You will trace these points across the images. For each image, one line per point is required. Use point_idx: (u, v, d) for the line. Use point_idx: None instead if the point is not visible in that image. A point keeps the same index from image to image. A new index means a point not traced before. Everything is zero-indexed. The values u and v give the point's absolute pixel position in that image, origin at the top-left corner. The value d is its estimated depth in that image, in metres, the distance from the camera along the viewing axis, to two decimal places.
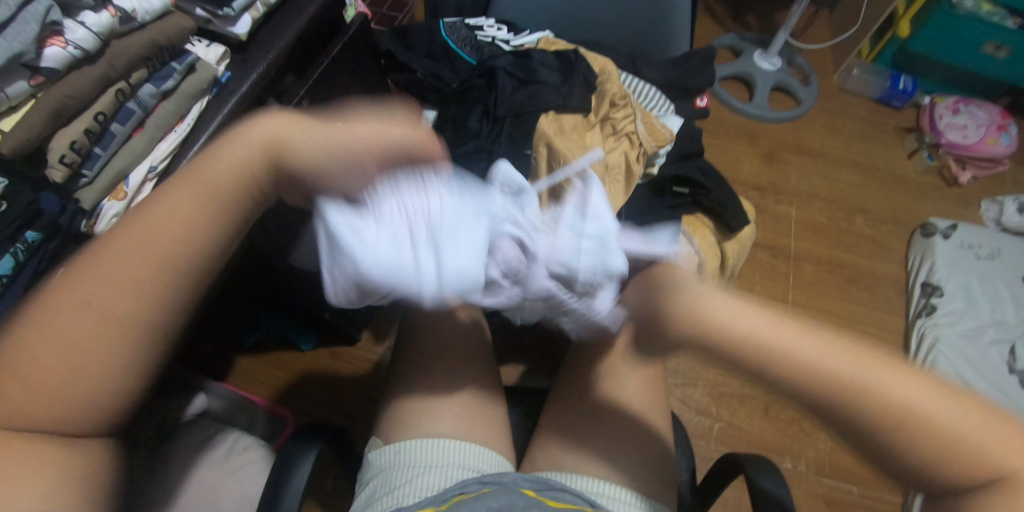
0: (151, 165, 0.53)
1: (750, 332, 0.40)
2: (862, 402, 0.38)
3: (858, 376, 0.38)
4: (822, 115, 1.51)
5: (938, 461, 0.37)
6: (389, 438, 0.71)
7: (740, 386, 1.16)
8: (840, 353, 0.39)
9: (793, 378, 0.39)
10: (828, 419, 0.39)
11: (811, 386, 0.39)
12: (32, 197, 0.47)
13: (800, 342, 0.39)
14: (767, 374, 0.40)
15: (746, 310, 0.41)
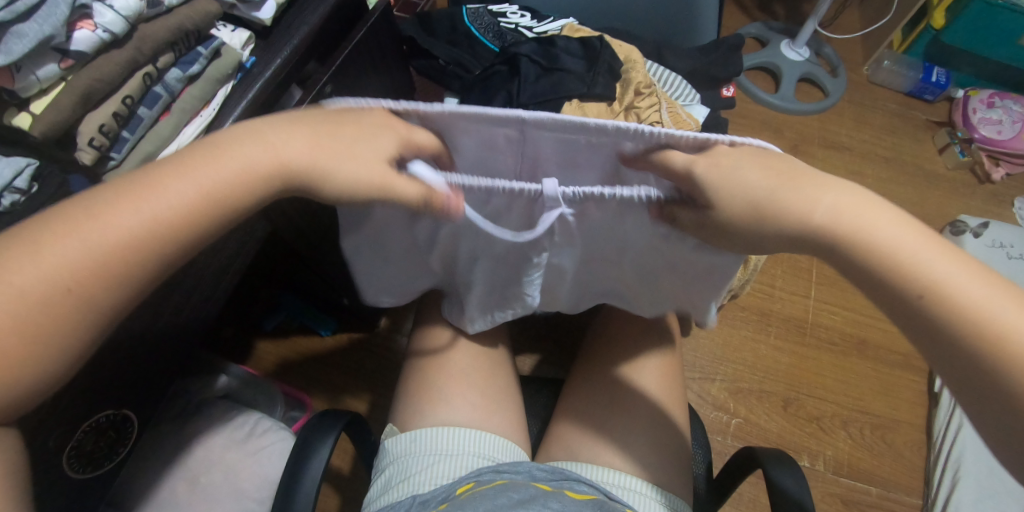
0: (177, 149, 0.53)
1: (873, 231, 0.42)
2: (968, 320, 0.39)
3: (986, 305, 0.39)
4: (850, 108, 1.48)
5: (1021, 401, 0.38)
6: (407, 425, 0.72)
7: (758, 382, 1.15)
8: (972, 277, 0.40)
9: (916, 290, 0.40)
10: (936, 346, 0.40)
11: (933, 305, 0.40)
12: (61, 178, 0.48)
13: (921, 251, 0.41)
14: (875, 277, 0.42)
15: (885, 220, 0.42)
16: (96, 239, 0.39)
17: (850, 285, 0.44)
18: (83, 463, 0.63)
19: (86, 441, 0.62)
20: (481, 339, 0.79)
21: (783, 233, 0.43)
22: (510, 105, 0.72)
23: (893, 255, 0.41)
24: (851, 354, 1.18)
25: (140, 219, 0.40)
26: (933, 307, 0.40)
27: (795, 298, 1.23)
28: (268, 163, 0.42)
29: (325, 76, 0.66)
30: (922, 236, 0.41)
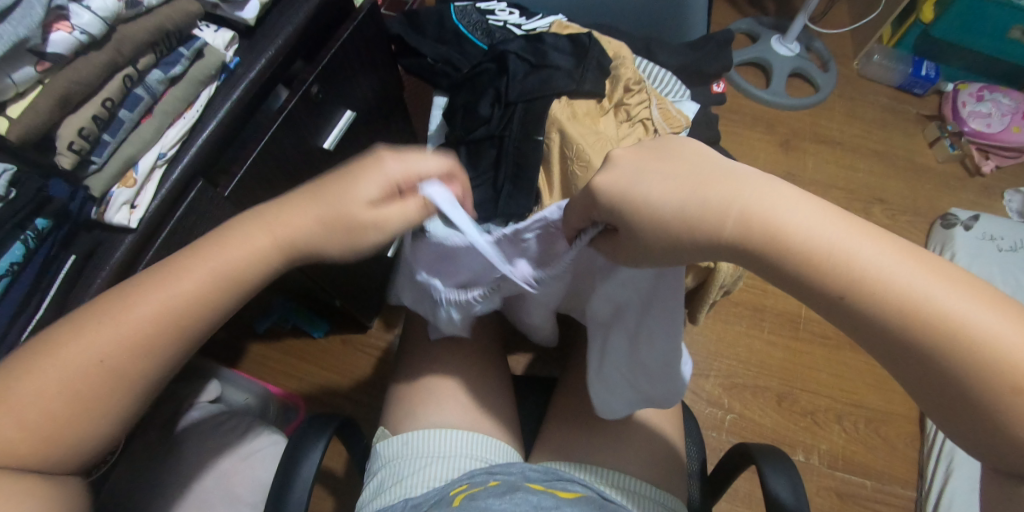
0: (160, 152, 0.53)
1: (822, 240, 0.42)
2: (927, 323, 0.39)
3: (908, 285, 0.40)
4: (841, 102, 1.48)
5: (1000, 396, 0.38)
6: (399, 427, 0.71)
7: (753, 377, 1.15)
8: (892, 260, 0.41)
9: (842, 288, 0.41)
10: (870, 337, 0.41)
11: (860, 300, 0.41)
12: (41, 184, 0.47)
13: (873, 255, 0.41)
14: (827, 291, 0.42)
15: (831, 228, 0.42)
16: (125, 323, 0.45)
17: (805, 302, 0.44)
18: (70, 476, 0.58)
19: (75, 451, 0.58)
20: (472, 340, 0.78)
21: (699, 245, 0.45)
22: (499, 103, 0.71)
23: (809, 258, 0.42)
24: (844, 348, 1.18)
25: (155, 299, 0.46)
26: (859, 302, 0.41)
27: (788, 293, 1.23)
28: (270, 247, 0.49)
29: (311, 75, 0.65)
30: (835, 228, 0.42)
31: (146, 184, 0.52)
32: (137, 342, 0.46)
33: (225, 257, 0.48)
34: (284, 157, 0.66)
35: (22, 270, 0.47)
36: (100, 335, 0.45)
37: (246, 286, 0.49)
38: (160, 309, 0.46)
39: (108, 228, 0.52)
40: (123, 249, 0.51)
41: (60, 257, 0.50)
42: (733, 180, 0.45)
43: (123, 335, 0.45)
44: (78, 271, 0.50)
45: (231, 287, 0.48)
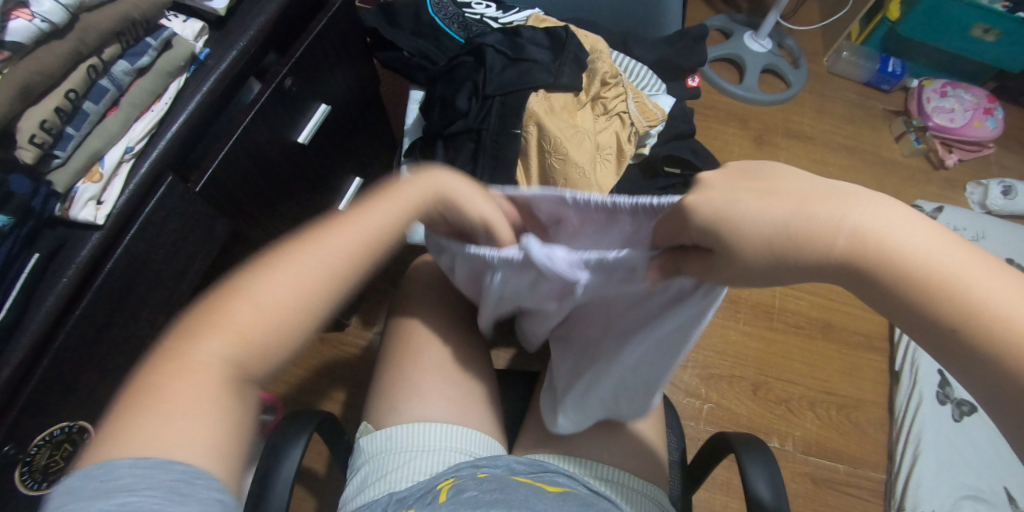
0: (127, 146, 0.51)
1: (940, 270, 0.38)
2: None
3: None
4: (811, 98, 1.51)
5: None
6: (384, 421, 0.70)
7: (729, 367, 1.17)
8: (1009, 292, 0.37)
9: (944, 311, 0.37)
10: (978, 379, 0.37)
11: (959, 326, 0.37)
12: (1, 179, 0.45)
13: (1003, 297, 0.36)
14: (940, 322, 0.38)
15: (963, 258, 0.38)
16: (286, 290, 0.45)
17: (906, 328, 0.40)
18: (36, 482, 0.55)
19: (41, 455, 0.54)
20: (453, 335, 0.78)
21: (801, 268, 0.41)
22: (476, 96, 0.70)
23: (917, 273, 0.38)
24: (816, 337, 1.21)
25: (315, 266, 0.47)
26: (959, 333, 0.37)
27: (762, 285, 1.25)
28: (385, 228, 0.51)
29: (285, 68, 0.64)
30: (952, 248, 0.38)
31: (113, 179, 0.51)
32: (294, 316, 0.46)
33: (345, 236, 0.49)
34: (258, 150, 0.65)
35: None
36: (266, 296, 0.45)
37: (374, 259, 0.51)
38: (315, 275, 0.47)
39: (72, 225, 0.50)
40: (88, 247, 0.50)
41: (22, 257, 0.48)
42: (841, 197, 0.40)
43: (282, 303, 0.45)
44: (42, 270, 0.49)
45: (366, 252, 0.50)
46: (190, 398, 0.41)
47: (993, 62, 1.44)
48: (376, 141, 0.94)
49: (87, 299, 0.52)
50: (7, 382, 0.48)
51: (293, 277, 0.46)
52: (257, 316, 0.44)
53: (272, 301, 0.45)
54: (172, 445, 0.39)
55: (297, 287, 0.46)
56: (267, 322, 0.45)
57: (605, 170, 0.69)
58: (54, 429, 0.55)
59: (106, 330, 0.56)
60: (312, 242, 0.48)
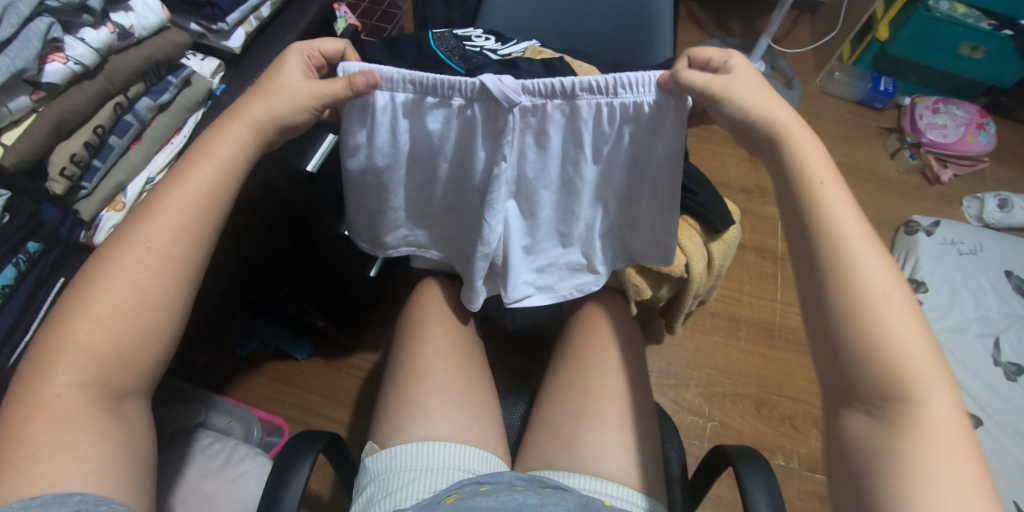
0: (149, 177, 0.54)
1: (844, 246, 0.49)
2: (868, 340, 0.46)
3: (883, 314, 0.46)
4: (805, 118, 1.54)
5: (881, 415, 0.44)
6: (388, 442, 0.72)
7: (731, 385, 1.18)
8: (890, 298, 0.47)
9: (826, 238, 0.49)
10: (822, 323, 0.48)
11: (831, 250, 0.48)
12: (34, 209, 0.49)
13: (885, 301, 0.46)
14: (821, 272, 0.49)
15: (877, 268, 0.48)
16: (152, 257, 0.49)
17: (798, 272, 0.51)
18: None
19: None
20: (455, 355, 0.80)
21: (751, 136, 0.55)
22: None
23: (823, 214, 0.50)
24: None
25: (160, 232, 0.49)
26: (844, 318, 0.47)
27: (762, 302, 1.27)
28: (228, 162, 0.53)
29: None
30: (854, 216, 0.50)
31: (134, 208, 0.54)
32: (166, 277, 0.49)
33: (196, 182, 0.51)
34: (267, 180, 0.68)
35: (12, 295, 0.48)
36: (121, 281, 0.48)
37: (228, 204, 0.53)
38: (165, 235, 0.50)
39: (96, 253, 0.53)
40: None
41: (49, 282, 0.50)
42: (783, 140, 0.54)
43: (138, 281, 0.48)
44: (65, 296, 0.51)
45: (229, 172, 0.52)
46: (70, 411, 0.45)
47: (984, 77, 1.47)
48: None
49: None
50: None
51: (141, 251, 0.49)
52: (123, 291, 0.48)
53: (136, 272, 0.48)
54: (61, 467, 0.43)
55: (151, 256, 0.49)
56: (137, 297, 0.48)
57: None
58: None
59: None
60: (159, 210, 0.50)
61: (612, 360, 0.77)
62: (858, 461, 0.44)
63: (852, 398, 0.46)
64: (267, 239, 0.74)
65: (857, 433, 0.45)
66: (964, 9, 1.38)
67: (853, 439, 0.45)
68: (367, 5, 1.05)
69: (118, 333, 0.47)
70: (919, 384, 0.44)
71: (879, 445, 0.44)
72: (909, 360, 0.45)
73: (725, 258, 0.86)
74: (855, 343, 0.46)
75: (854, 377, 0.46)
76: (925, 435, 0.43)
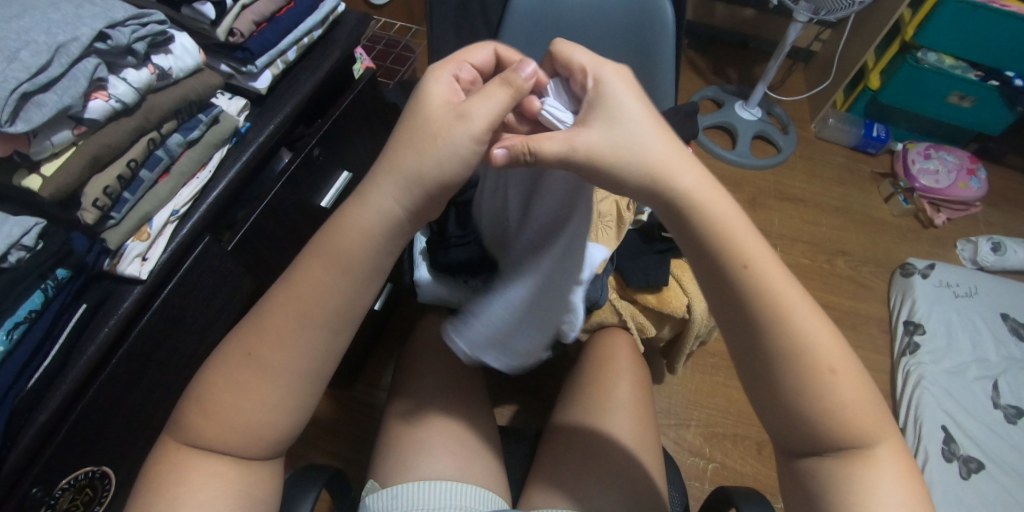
0: (173, 210, 0.57)
1: (794, 326, 0.50)
2: (825, 412, 0.50)
3: (840, 391, 0.50)
4: (800, 162, 1.59)
5: (843, 476, 0.50)
6: (389, 480, 0.72)
7: (732, 425, 1.18)
8: (843, 374, 0.50)
9: (775, 327, 0.50)
10: (770, 394, 0.51)
11: (775, 327, 0.50)
12: (65, 237, 0.51)
13: (839, 376, 0.50)
14: (772, 351, 0.50)
15: (818, 338, 0.50)
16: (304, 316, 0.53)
17: (744, 350, 0.53)
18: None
19: (64, 498, 0.57)
20: (459, 391, 0.81)
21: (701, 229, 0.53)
22: None
23: (769, 298, 0.50)
24: None
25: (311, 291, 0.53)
26: (797, 393, 0.50)
27: None
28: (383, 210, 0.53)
29: (313, 140, 0.72)
30: (794, 291, 0.51)
31: (157, 237, 0.56)
32: (299, 357, 0.54)
33: (314, 279, 0.53)
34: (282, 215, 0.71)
35: (38, 318, 0.50)
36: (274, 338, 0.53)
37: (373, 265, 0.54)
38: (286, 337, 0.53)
39: (117, 279, 0.55)
40: (132, 298, 0.55)
41: (72, 307, 0.52)
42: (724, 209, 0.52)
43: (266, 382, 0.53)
44: (86, 320, 0.53)
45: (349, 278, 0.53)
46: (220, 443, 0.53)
47: (973, 125, 1.51)
48: None
49: (124, 349, 0.57)
50: (46, 425, 0.50)
51: (295, 301, 0.53)
52: (271, 341, 0.53)
53: (283, 325, 0.53)
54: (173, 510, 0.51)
55: (303, 307, 0.53)
56: (282, 349, 0.53)
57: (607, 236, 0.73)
58: (78, 473, 0.58)
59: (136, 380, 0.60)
60: (318, 266, 0.53)
61: (617, 398, 0.77)
62: (819, 493, 0.50)
63: (808, 450, 0.51)
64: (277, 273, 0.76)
65: (815, 475, 0.51)
66: (951, 60, 1.44)
67: (816, 482, 0.51)
68: (380, 49, 1.10)
69: (260, 383, 0.53)
70: (868, 434, 0.50)
71: (839, 484, 0.50)
72: (854, 411, 0.50)
73: None
74: (820, 416, 0.49)
75: (811, 433, 0.50)
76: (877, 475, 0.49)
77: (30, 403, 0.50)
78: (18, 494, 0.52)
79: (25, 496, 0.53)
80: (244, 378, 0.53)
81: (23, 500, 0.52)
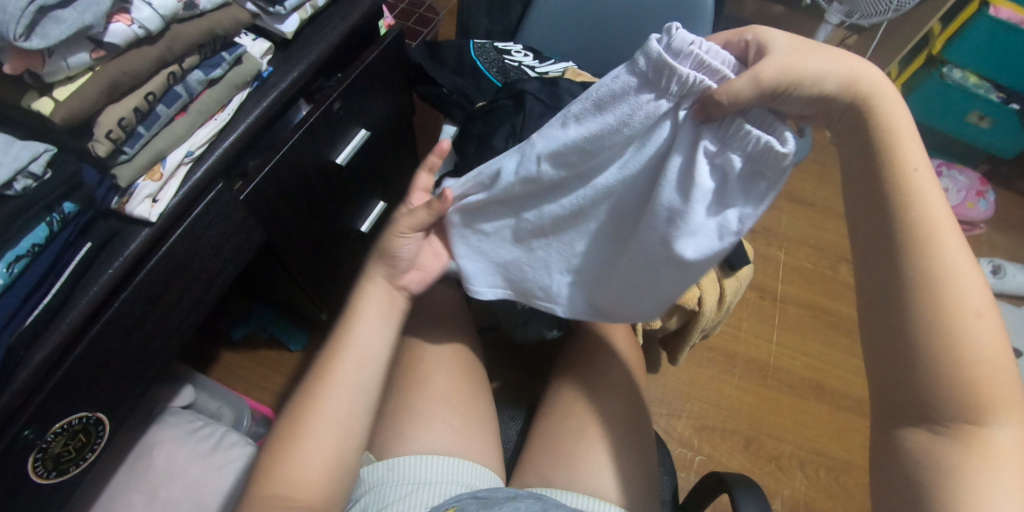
0: (189, 150, 0.54)
1: (949, 271, 0.44)
2: (952, 366, 0.43)
3: (978, 356, 0.43)
4: (813, 166, 1.57)
5: (951, 453, 0.43)
6: (385, 452, 0.71)
7: (722, 420, 1.18)
8: (987, 335, 0.43)
9: (921, 251, 0.45)
10: (891, 331, 0.46)
11: (922, 262, 0.44)
12: (75, 168, 0.47)
13: (983, 337, 0.43)
14: (912, 284, 0.45)
15: (969, 285, 0.44)
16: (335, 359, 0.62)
17: (875, 284, 0.47)
18: (47, 469, 0.56)
19: (56, 443, 0.55)
20: (460, 365, 0.79)
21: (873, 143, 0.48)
22: (515, 138, 0.73)
23: (920, 219, 0.45)
24: (809, 398, 1.23)
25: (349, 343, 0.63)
26: (926, 338, 0.44)
27: (758, 342, 1.28)
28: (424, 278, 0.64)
29: (335, 93, 0.69)
30: (951, 222, 0.45)
31: (170, 179, 0.53)
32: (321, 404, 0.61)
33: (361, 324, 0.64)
34: (296, 165, 0.69)
35: (42, 252, 0.48)
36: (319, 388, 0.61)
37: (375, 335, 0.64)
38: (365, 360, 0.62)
39: (125, 219, 0.52)
40: (139, 240, 0.52)
41: (76, 243, 0.50)
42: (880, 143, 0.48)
43: (352, 403, 0.60)
44: (91, 259, 0.50)
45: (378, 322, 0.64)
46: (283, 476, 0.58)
47: (990, 147, 1.49)
48: (401, 169, 0.99)
49: (127, 292, 0.55)
50: (44, 366, 0.47)
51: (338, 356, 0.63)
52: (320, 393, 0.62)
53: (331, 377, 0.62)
54: None
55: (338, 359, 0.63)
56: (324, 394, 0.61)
57: None
58: (70, 418, 0.56)
59: (137, 326, 0.58)
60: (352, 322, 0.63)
61: (613, 379, 0.77)
62: (914, 473, 0.44)
63: (916, 414, 0.45)
64: (287, 226, 0.74)
65: (917, 449, 0.44)
66: (976, 79, 1.42)
67: (910, 453, 0.45)
68: (404, 7, 1.05)
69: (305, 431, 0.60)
70: (995, 413, 0.42)
71: (942, 462, 0.43)
72: (984, 374, 0.43)
73: (736, 295, 0.86)
74: (940, 370, 0.43)
75: (927, 391, 0.44)
76: (993, 462, 0.42)
77: (27, 342, 0.47)
78: (8, 434, 0.50)
79: (18, 438, 0.51)
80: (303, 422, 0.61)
81: (14, 441, 0.50)
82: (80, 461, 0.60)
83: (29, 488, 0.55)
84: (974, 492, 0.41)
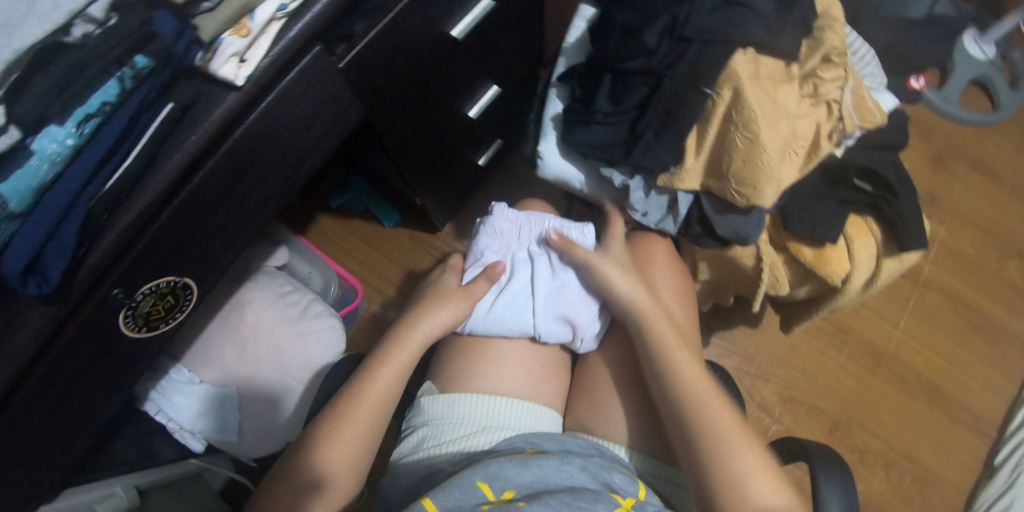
0: (281, 2, 0.45)
1: (680, 369, 0.61)
2: (693, 395, 0.59)
3: (701, 391, 0.59)
4: (1017, 130, 1.27)
5: (706, 451, 0.56)
6: (448, 387, 0.67)
7: (813, 396, 1.08)
8: (704, 386, 0.60)
9: (658, 360, 0.62)
10: (664, 396, 0.61)
11: (667, 369, 0.61)
12: (145, 16, 0.41)
13: (717, 410, 0.58)
14: (665, 375, 0.61)
15: (708, 397, 0.59)
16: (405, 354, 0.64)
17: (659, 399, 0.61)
18: (137, 325, 0.55)
19: (145, 303, 0.54)
20: None
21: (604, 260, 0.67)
22: (671, 34, 0.60)
23: (660, 346, 0.62)
24: (919, 398, 1.08)
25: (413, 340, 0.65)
26: (684, 399, 0.59)
27: (881, 323, 1.12)
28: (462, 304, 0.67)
29: None
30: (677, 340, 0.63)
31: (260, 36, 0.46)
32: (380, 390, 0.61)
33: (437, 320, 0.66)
34: (404, 29, 0.59)
35: (114, 112, 0.42)
36: (389, 369, 0.63)
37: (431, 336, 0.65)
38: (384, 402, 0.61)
39: (210, 80, 0.46)
40: (223, 104, 0.46)
41: (156, 105, 0.44)
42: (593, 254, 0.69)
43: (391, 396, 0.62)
44: (173, 123, 0.45)
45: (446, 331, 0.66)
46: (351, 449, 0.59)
47: None
48: (525, 56, 0.87)
49: (213, 164, 0.50)
50: (126, 233, 0.46)
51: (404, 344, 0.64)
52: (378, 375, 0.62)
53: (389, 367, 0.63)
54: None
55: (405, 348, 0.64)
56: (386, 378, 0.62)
57: (790, 165, 0.60)
58: (157, 282, 0.54)
59: (226, 198, 0.54)
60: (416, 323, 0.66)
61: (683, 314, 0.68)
62: (703, 453, 0.56)
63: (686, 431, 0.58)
64: (390, 101, 0.66)
65: (704, 463, 0.56)
66: None
67: (700, 462, 0.56)
68: None
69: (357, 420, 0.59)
70: (733, 437, 0.57)
71: (706, 453, 0.56)
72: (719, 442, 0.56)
73: (889, 277, 0.69)
74: (698, 419, 0.58)
75: (693, 421, 0.58)
76: (739, 486, 0.54)
77: (108, 207, 0.45)
78: (99, 294, 0.49)
79: (107, 297, 0.50)
80: (373, 401, 0.61)
81: (103, 301, 0.50)
82: (168, 321, 0.59)
83: (122, 342, 0.55)
84: (721, 473, 0.55)
